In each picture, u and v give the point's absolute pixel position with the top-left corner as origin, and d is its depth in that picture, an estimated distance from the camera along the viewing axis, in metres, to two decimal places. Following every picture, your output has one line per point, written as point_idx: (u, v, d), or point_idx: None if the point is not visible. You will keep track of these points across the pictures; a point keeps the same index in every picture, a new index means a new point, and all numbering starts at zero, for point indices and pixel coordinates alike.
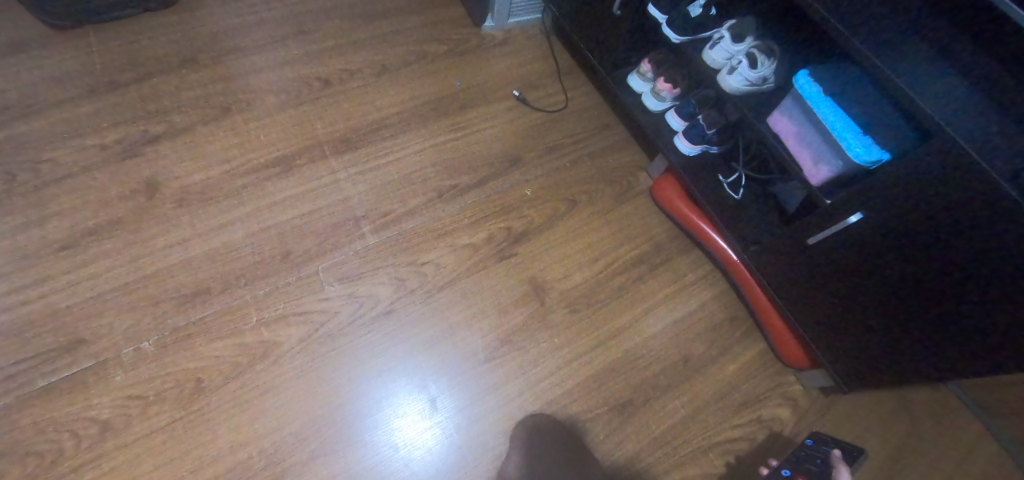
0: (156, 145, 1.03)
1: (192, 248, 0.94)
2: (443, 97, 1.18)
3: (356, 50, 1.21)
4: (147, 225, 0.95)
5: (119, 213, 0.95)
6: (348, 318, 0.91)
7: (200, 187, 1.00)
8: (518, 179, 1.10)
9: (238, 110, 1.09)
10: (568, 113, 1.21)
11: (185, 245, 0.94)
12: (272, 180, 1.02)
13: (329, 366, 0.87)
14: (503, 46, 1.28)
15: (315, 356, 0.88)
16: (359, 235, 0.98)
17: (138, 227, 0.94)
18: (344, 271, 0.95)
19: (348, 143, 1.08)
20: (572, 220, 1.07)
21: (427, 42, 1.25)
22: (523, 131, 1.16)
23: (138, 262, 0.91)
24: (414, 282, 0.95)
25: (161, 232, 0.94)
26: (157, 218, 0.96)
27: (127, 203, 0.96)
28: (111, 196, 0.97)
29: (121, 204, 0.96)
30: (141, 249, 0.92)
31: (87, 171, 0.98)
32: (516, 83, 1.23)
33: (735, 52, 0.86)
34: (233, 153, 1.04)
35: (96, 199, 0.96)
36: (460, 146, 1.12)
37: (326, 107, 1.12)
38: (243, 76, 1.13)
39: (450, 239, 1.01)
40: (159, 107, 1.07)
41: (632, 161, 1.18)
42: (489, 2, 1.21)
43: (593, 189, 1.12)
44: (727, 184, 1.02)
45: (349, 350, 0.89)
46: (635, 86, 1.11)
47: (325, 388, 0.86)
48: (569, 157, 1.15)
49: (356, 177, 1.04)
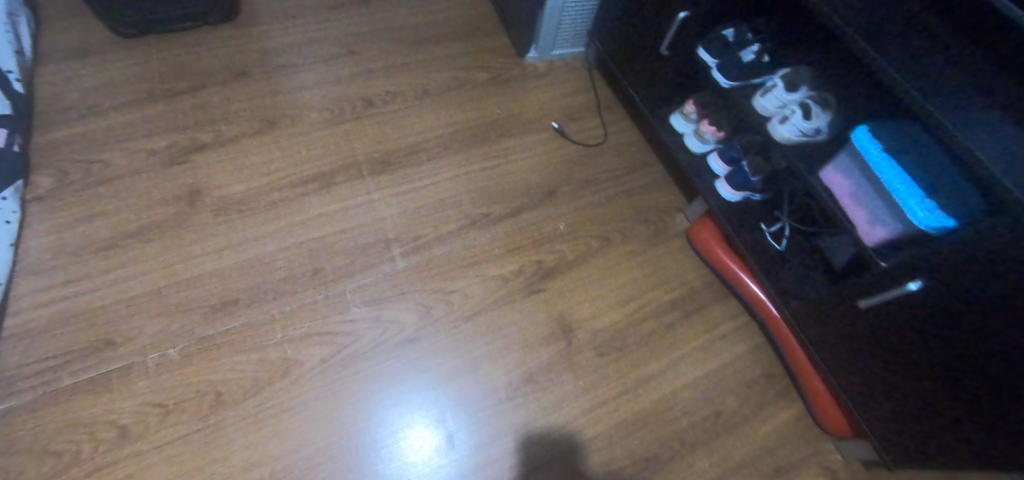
0: (203, 153, 1.05)
1: (227, 257, 0.94)
2: (483, 124, 1.18)
3: (402, 73, 1.23)
4: (186, 231, 0.96)
5: (160, 218, 0.97)
6: (370, 342, 0.90)
7: (240, 197, 1.01)
8: (552, 212, 1.08)
9: (282, 124, 1.12)
10: (606, 148, 1.19)
11: (219, 253, 0.95)
12: (309, 196, 1.03)
13: (347, 390, 0.86)
14: (545, 77, 1.29)
15: (334, 379, 0.86)
16: (388, 257, 0.98)
17: (177, 232, 0.96)
18: (370, 293, 0.94)
19: (386, 164, 1.09)
20: (605, 258, 1.04)
21: (471, 70, 1.27)
22: (561, 163, 1.15)
23: (172, 268, 0.92)
24: (440, 311, 0.94)
25: (197, 239, 0.96)
26: (195, 225, 0.97)
27: (168, 208, 0.98)
28: (155, 200, 0.99)
29: (164, 208, 0.98)
30: (177, 254, 0.94)
31: (136, 175, 1.01)
32: (557, 114, 1.23)
33: (788, 101, 0.84)
34: (274, 166, 1.06)
35: (141, 203, 0.98)
36: (496, 175, 1.11)
37: (367, 127, 1.14)
38: (291, 91, 1.16)
39: (480, 268, 0.99)
40: (209, 117, 1.10)
41: (669, 201, 1.15)
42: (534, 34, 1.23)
43: (628, 228, 1.09)
44: (769, 233, 1.00)
45: (369, 376, 0.87)
46: (678, 126, 1.11)
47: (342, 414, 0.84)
48: (606, 194, 1.13)
49: (391, 200, 1.05)
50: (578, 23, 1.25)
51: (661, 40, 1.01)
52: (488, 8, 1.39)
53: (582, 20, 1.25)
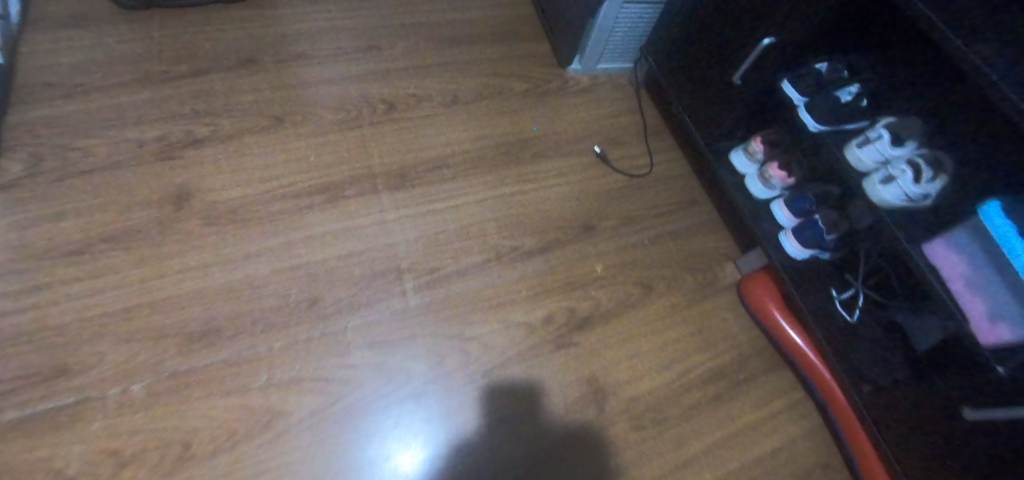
0: (197, 149, 0.92)
1: (212, 276, 0.81)
2: (516, 142, 1.04)
3: (430, 76, 1.10)
4: (169, 240, 0.83)
5: (141, 222, 0.84)
6: (372, 396, 0.76)
7: (234, 205, 0.88)
8: (589, 250, 0.95)
9: (291, 123, 0.98)
10: (652, 179, 1.06)
11: (203, 270, 0.82)
12: (313, 210, 0.90)
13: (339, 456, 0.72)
14: (588, 93, 1.15)
15: (326, 440, 0.73)
16: (399, 292, 0.85)
17: (159, 240, 0.83)
18: (375, 334, 0.81)
19: (404, 179, 0.96)
20: (646, 310, 0.91)
21: (506, 78, 1.13)
22: (600, 194, 1.01)
23: (148, 283, 0.79)
24: (454, 363, 0.81)
25: (181, 251, 0.83)
26: (179, 234, 0.84)
27: (152, 211, 0.85)
28: (137, 200, 0.86)
29: (146, 211, 0.85)
30: (155, 268, 0.81)
31: (118, 168, 0.88)
32: (598, 137, 1.09)
33: (893, 158, 0.71)
34: (277, 171, 0.93)
35: (121, 202, 0.85)
36: (528, 202, 0.98)
37: (386, 134, 1.01)
38: (305, 87, 1.03)
39: (502, 312, 0.86)
40: (209, 108, 0.97)
41: (719, 248, 1.02)
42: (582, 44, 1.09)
43: (673, 276, 0.96)
44: (840, 301, 0.87)
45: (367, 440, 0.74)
46: (739, 165, 0.97)
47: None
48: (648, 234, 1.00)
49: (406, 222, 0.91)
50: (630, 36, 1.11)
51: (737, 67, 0.87)
52: (529, 10, 1.25)
53: (635, 34, 1.11)
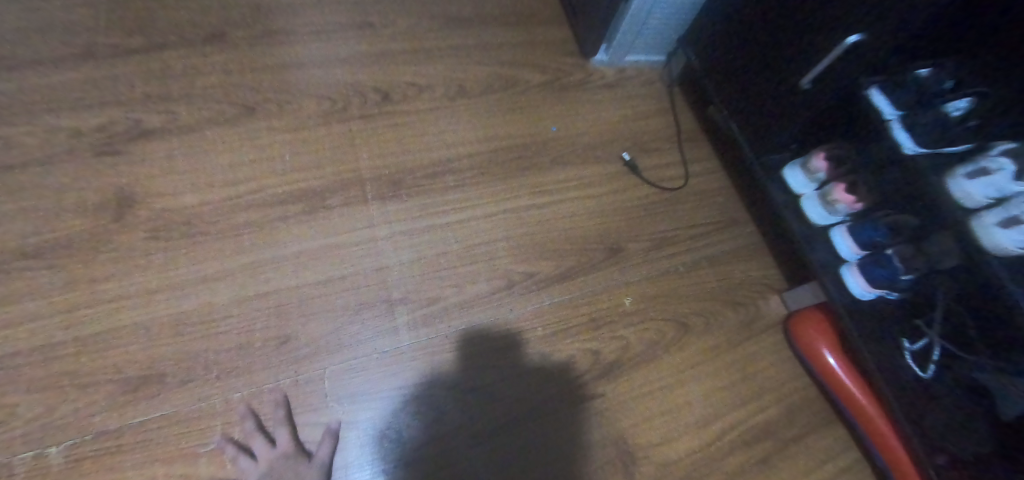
0: (147, 144, 0.76)
1: (157, 305, 0.66)
2: (530, 144, 0.89)
3: (431, 61, 0.93)
4: (106, 259, 0.68)
5: (71, 235, 0.69)
6: (355, 393, 0.67)
7: (189, 214, 0.72)
8: (615, 279, 0.80)
9: (264, 113, 0.82)
10: (687, 194, 0.91)
11: (147, 299, 0.66)
12: (286, 222, 0.74)
13: (313, 461, 0.62)
14: (613, 89, 0.99)
15: (299, 442, 0.63)
16: (389, 329, 0.70)
17: (94, 259, 0.68)
18: (359, 383, 0.67)
19: (398, 187, 0.80)
20: (680, 353, 0.77)
21: (520, 67, 0.97)
22: (628, 210, 0.87)
23: (76, 314, 0.65)
24: (455, 420, 0.68)
25: (120, 273, 0.68)
26: (119, 250, 0.69)
27: (85, 221, 0.70)
28: (68, 206, 0.70)
29: (78, 220, 0.70)
30: (86, 294, 0.66)
31: (47, 165, 0.72)
32: (625, 141, 0.94)
33: (1015, 195, 0.57)
34: (243, 173, 0.77)
35: (48, 208, 0.70)
36: (545, 217, 0.82)
37: (378, 130, 0.85)
38: (283, 70, 0.87)
39: (512, 356, 0.72)
40: (164, 93, 0.81)
41: (764, 277, 0.87)
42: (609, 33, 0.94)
43: (712, 311, 0.82)
44: (910, 352, 0.74)
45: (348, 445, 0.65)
46: (794, 183, 0.83)
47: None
48: (684, 259, 0.85)
49: (398, 240, 0.76)
50: (667, 25, 0.95)
51: (812, 67, 0.71)
52: None
53: (673, 22, 0.95)
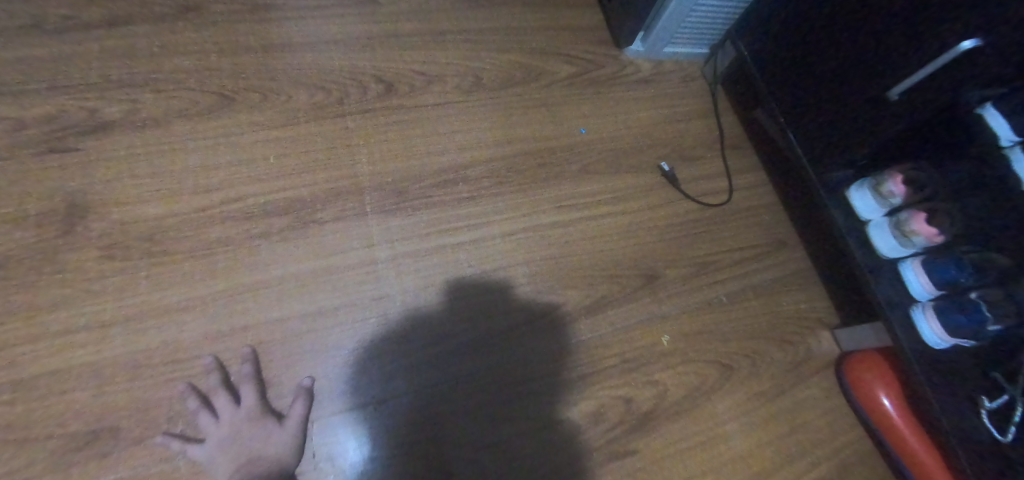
0: (105, 141, 0.65)
1: (113, 340, 0.56)
2: (554, 148, 0.77)
3: (443, 47, 0.81)
4: (53, 282, 0.58)
5: (10, 250, 0.59)
6: (334, 355, 0.60)
7: (154, 229, 0.62)
8: (651, 312, 0.69)
9: (248, 106, 0.71)
10: (730, 211, 0.79)
11: (99, 332, 0.57)
12: (268, 239, 0.63)
13: (283, 425, 0.55)
14: (648, 85, 0.87)
15: (268, 403, 0.56)
16: (390, 364, 0.60)
17: (38, 282, 0.58)
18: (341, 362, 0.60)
19: (401, 197, 0.69)
20: (722, 401, 0.67)
21: (544, 57, 0.85)
22: (665, 229, 0.75)
23: (14, 349, 0.55)
24: (448, 417, 0.60)
25: (69, 298, 0.58)
26: (69, 271, 0.59)
27: (28, 234, 0.60)
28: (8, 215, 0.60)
29: (19, 232, 0.59)
30: (27, 324, 0.56)
31: None
32: (661, 147, 0.82)
33: None
34: (219, 178, 0.66)
35: None
36: (572, 237, 0.71)
37: (380, 129, 0.73)
38: (271, 54, 0.75)
39: (516, 354, 0.64)
40: (128, 79, 0.69)
41: (815, 311, 0.77)
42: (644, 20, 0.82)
43: (759, 351, 0.71)
44: (989, 411, 0.61)
45: (321, 414, 0.57)
46: (861, 207, 0.71)
47: (262, 464, 0.52)
48: (727, 288, 0.74)
49: (401, 265, 0.65)
50: (717, 14, 0.82)
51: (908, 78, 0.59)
52: None
53: (724, 11, 0.82)
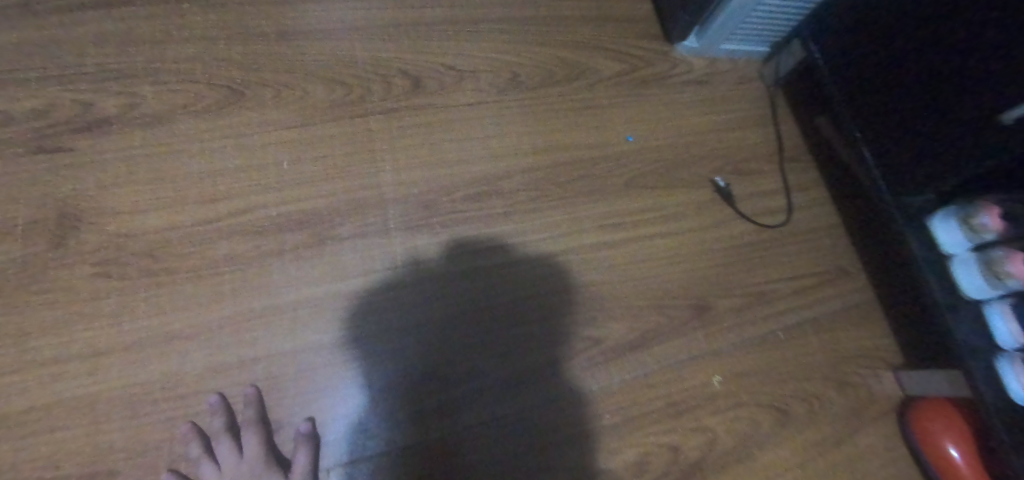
0: (100, 139, 0.59)
1: (108, 370, 0.51)
2: (597, 158, 0.69)
3: (477, 39, 0.73)
4: (42, 301, 0.52)
5: None
6: (348, 400, 0.53)
7: (155, 243, 0.56)
8: (701, 348, 0.63)
9: (259, 102, 0.63)
10: (788, 233, 0.72)
11: (93, 361, 0.51)
12: (281, 258, 0.57)
13: None
14: (701, 87, 0.78)
15: (274, 450, 0.50)
16: (409, 402, 0.54)
17: (26, 301, 0.52)
18: (358, 402, 0.54)
19: (429, 211, 0.62)
20: (778, 452, 0.61)
21: (587, 51, 0.76)
22: (717, 254, 0.68)
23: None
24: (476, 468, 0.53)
25: (60, 322, 0.52)
26: (61, 290, 0.53)
27: (15, 246, 0.53)
28: None
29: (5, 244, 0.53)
30: (14, 350, 0.50)
31: None
32: (714, 158, 0.74)
33: None
34: (228, 185, 0.59)
35: None
36: (616, 261, 0.64)
37: (407, 131, 0.65)
38: (286, 42, 0.67)
39: (554, 395, 0.57)
40: (127, 68, 0.62)
41: (879, 349, 0.69)
42: (702, 14, 0.73)
43: (818, 394, 0.64)
44: None
45: (329, 467, 0.51)
46: (944, 240, 0.63)
47: None
48: (784, 322, 0.67)
49: (428, 292, 0.59)
50: (786, 9, 0.73)
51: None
52: None
53: (794, 6, 0.73)
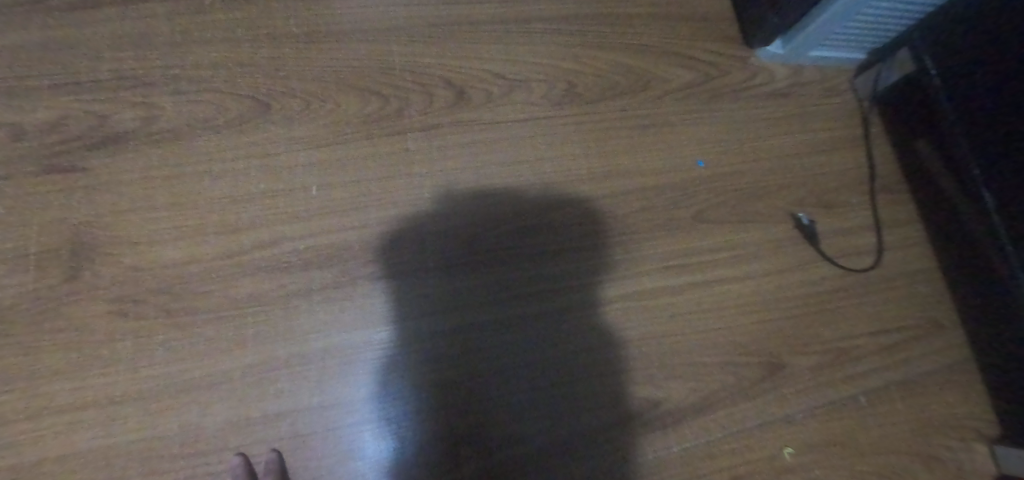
0: (117, 158, 0.53)
1: (124, 421, 0.47)
2: (662, 186, 0.61)
3: (529, 41, 0.64)
4: (56, 341, 0.48)
5: (8, 299, 0.49)
6: (376, 463, 0.49)
7: (175, 279, 0.51)
8: (772, 414, 0.55)
9: (287, 116, 0.57)
10: (877, 279, 0.62)
11: (109, 411, 0.47)
12: (308, 300, 0.52)
13: None
14: (783, 101, 0.68)
15: None
16: (444, 469, 0.49)
17: (40, 341, 0.48)
18: (389, 467, 0.49)
19: (471, 248, 0.55)
20: None
21: (654, 56, 0.66)
22: (794, 303, 0.60)
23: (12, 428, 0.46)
24: None
25: (75, 365, 0.48)
26: (75, 330, 0.49)
27: (29, 279, 0.49)
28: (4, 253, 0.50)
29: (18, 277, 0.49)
30: (26, 396, 0.47)
31: None
32: (795, 188, 0.64)
33: None
34: (252, 213, 0.53)
35: None
36: (678, 309, 0.57)
37: (449, 152, 0.58)
38: (317, 44, 0.60)
39: (604, 466, 0.51)
40: (144, 74, 0.56)
41: (980, 417, 0.60)
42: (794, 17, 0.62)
43: (906, 470, 0.56)
44: None
45: None
46: None
47: None
48: (868, 384, 0.58)
49: (468, 343, 0.53)
50: (897, 13, 0.61)
51: None
52: None
53: (905, 10, 0.61)
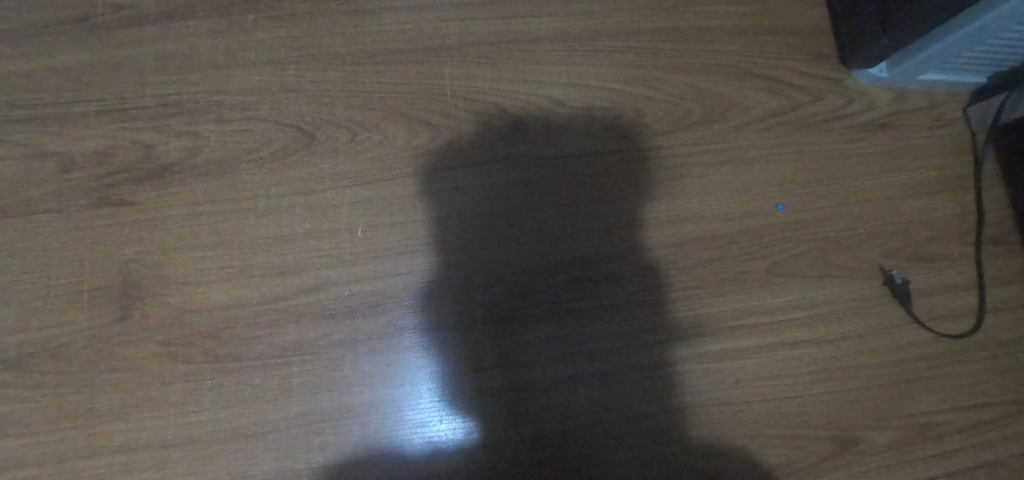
0: (163, 192, 0.52)
1: (175, 465, 0.48)
2: (734, 233, 0.55)
3: (593, 62, 0.58)
4: (109, 381, 0.49)
5: (60, 338, 0.49)
6: None
7: (221, 322, 0.50)
8: None
9: (332, 148, 0.54)
10: (973, 345, 0.56)
11: (159, 454, 0.48)
12: (353, 351, 0.50)
13: None
14: (882, 133, 0.60)
15: None
16: None
17: (91, 381, 0.48)
18: None
19: (521, 299, 0.52)
20: None
21: (734, 80, 0.59)
22: (873, 370, 0.54)
23: (68, 466, 0.47)
24: None
25: (125, 407, 0.48)
26: (125, 370, 0.49)
27: (78, 318, 0.49)
28: (55, 290, 0.50)
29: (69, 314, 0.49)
30: (80, 436, 0.47)
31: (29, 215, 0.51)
32: (887, 236, 0.57)
33: None
34: (296, 255, 0.51)
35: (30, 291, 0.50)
36: (742, 374, 0.52)
37: (501, 191, 0.54)
38: (364, 67, 0.56)
39: None
40: (188, 101, 0.54)
41: None
42: (908, 41, 0.53)
43: None
44: None
45: None
46: None
47: None
48: (954, 465, 0.53)
49: (514, 402, 0.50)
50: None
51: None
52: None
53: None
